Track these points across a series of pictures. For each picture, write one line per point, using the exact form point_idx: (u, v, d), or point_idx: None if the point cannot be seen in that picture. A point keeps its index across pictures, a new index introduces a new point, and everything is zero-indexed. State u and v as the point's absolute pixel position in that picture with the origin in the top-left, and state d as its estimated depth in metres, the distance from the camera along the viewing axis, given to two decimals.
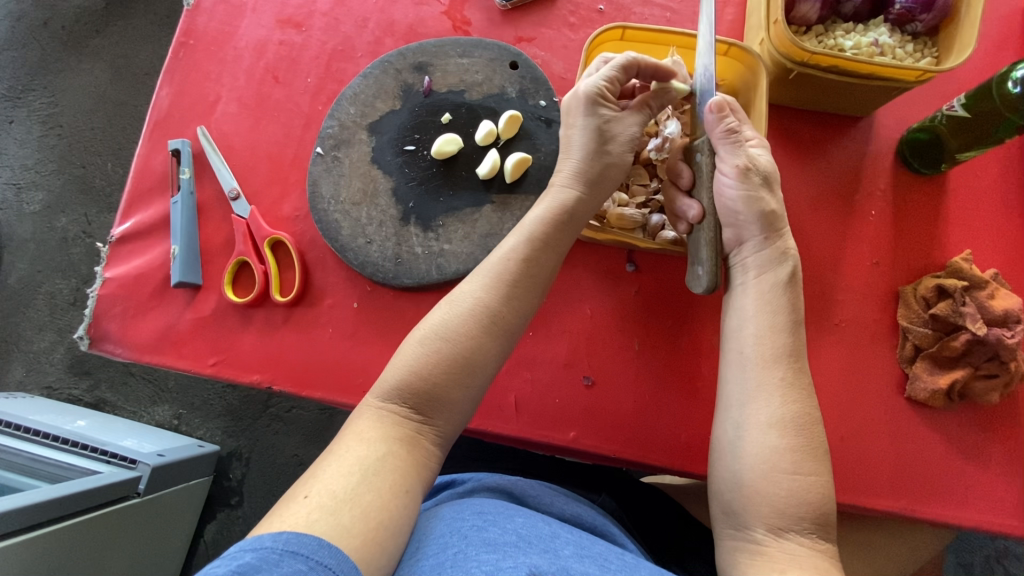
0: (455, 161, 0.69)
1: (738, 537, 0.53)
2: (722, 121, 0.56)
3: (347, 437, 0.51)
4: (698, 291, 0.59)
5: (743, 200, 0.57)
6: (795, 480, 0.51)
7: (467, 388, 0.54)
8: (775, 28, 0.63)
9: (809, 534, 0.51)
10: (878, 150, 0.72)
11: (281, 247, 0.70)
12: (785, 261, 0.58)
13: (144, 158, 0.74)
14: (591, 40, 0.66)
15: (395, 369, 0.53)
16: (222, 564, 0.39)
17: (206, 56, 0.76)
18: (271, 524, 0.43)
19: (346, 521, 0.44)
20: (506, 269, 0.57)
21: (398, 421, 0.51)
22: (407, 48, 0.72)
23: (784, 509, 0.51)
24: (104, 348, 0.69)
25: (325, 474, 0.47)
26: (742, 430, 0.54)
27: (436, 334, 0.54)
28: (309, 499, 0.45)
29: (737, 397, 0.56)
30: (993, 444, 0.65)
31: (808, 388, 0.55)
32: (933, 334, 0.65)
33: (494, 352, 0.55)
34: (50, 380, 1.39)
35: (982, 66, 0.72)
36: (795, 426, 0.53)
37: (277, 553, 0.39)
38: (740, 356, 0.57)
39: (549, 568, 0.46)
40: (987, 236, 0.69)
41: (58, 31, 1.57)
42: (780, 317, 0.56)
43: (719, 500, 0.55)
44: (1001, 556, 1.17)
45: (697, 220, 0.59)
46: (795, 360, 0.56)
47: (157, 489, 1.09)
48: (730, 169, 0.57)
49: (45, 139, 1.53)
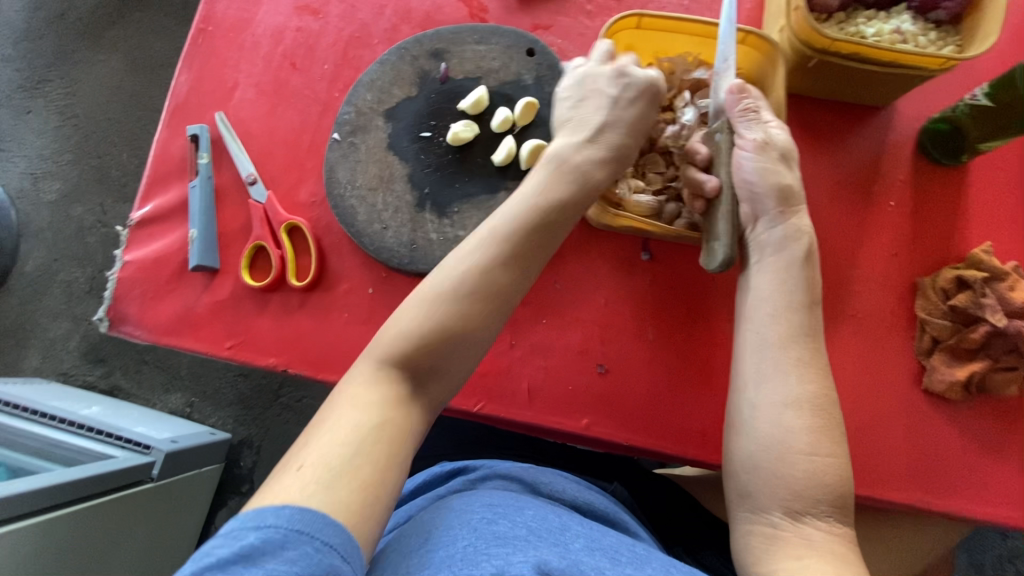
0: (471, 148, 0.69)
1: (754, 520, 0.53)
2: (740, 98, 0.59)
3: (339, 403, 0.49)
4: (712, 268, 0.58)
5: (763, 175, 0.58)
6: (813, 461, 0.52)
7: (464, 362, 0.54)
8: (794, 14, 0.63)
9: (827, 517, 0.51)
10: (897, 140, 0.71)
11: (297, 233, 0.70)
12: (799, 238, 0.58)
13: (162, 143, 0.75)
14: (608, 28, 0.66)
15: (391, 338, 0.52)
16: (225, 543, 0.39)
17: (224, 43, 0.77)
18: (268, 495, 0.43)
19: (342, 494, 0.43)
20: (511, 239, 0.56)
21: (388, 388, 0.50)
22: (424, 35, 0.72)
23: (801, 491, 0.51)
24: (123, 330, 0.70)
25: (320, 441, 0.46)
26: (757, 410, 0.54)
27: (435, 296, 0.53)
28: (303, 470, 0.44)
29: (753, 377, 0.56)
30: (1011, 438, 0.65)
31: (825, 368, 0.55)
32: (952, 326, 0.64)
33: (487, 322, 0.54)
34: (66, 366, 1.42)
35: (1006, 55, 0.71)
36: (812, 406, 0.53)
37: (281, 533, 0.40)
38: (758, 338, 0.56)
39: (560, 564, 0.46)
40: (1010, 228, 0.68)
41: (76, 22, 1.59)
42: (796, 296, 0.56)
43: (735, 482, 0.55)
44: (1013, 557, 1.16)
45: (713, 193, 0.58)
46: (811, 340, 0.55)
47: (169, 476, 1.11)
48: (750, 143, 0.58)
49: (63, 129, 1.55)
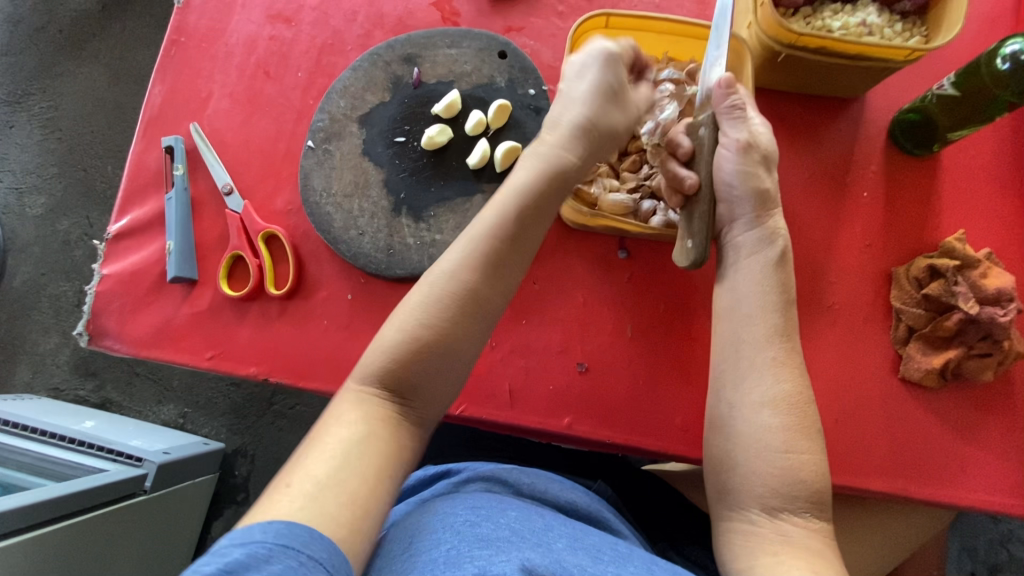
0: (445, 152, 0.69)
1: (732, 517, 0.53)
2: (729, 96, 0.57)
3: (328, 422, 0.51)
4: (685, 266, 0.59)
5: (741, 177, 0.58)
6: (789, 458, 0.52)
7: (449, 371, 0.54)
8: (761, 10, 0.63)
9: (803, 513, 0.51)
10: (869, 132, 0.72)
11: (276, 241, 0.70)
12: (775, 240, 0.59)
13: (138, 156, 0.74)
14: (577, 28, 0.66)
15: (374, 354, 0.53)
16: (210, 561, 0.38)
17: (198, 54, 0.77)
18: (256, 514, 0.43)
19: (332, 508, 0.44)
20: (489, 242, 0.56)
21: (377, 403, 0.52)
22: (396, 40, 0.72)
23: (777, 488, 0.51)
24: (103, 344, 0.70)
25: (308, 461, 0.47)
26: (734, 410, 0.55)
27: (417, 305, 0.54)
28: (291, 488, 0.45)
29: (729, 376, 0.56)
30: (989, 424, 0.65)
31: (801, 366, 0.56)
32: (926, 314, 0.65)
33: (472, 326, 0.54)
34: (57, 381, 1.41)
35: (975, 44, 0.72)
36: (788, 404, 0.53)
37: (267, 548, 0.39)
38: (734, 336, 0.57)
39: (543, 562, 0.47)
40: (983, 215, 0.69)
41: (56, 35, 1.58)
42: (772, 296, 0.57)
43: (713, 479, 0.55)
44: (1005, 541, 1.17)
45: (692, 190, 0.57)
46: (786, 339, 0.56)
47: (162, 488, 1.10)
48: (733, 143, 0.58)
49: (46, 143, 1.54)
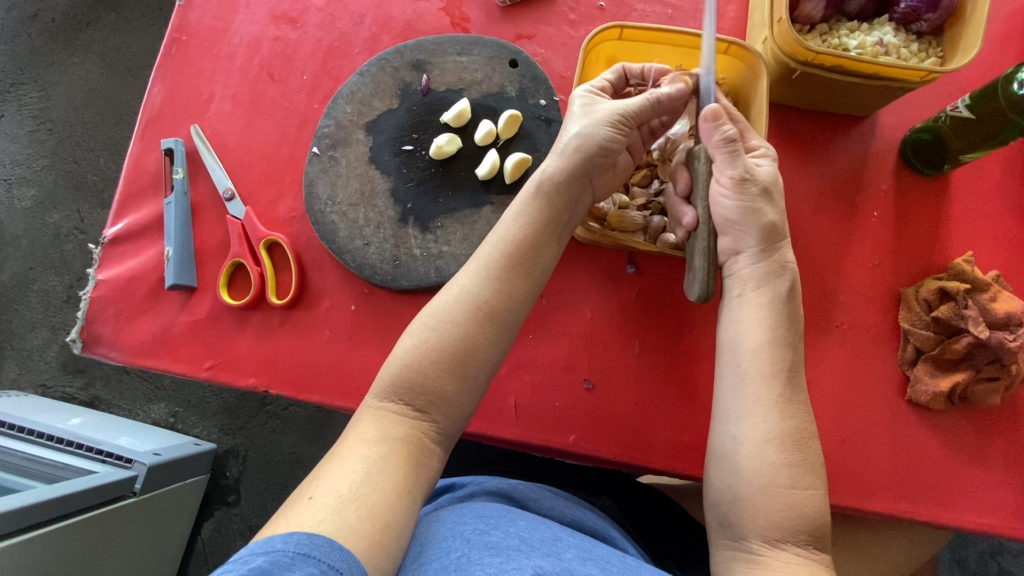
0: (454, 162, 0.68)
1: (735, 547, 0.53)
2: (718, 130, 0.56)
3: (349, 440, 0.50)
4: (692, 299, 0.60)
5: (742, 214, 0.57)
6: (793, 494, 0.51)
7: (461, 382, 0.53)
8: (778, 26, 0.62)
9: (806, 545, 0.51)
10: (880, 150, 0.71)
11: (278, 249, 0.69)
12: (783, 274, 0.58)
13: (136, 158, 0.72)
14: (592, 38, 0.65)
15: (389, 369, 0.53)
16: (234, 568, 0.39)
17: (199, 53, 0.75)
18: (277, 526, 0.43)
19: (351, 521, 0.44)
20: (497, 257, 0.56)
21: (395, 420, 0.51)
22: (405, 46, 0.71)
23: (780, 522, 0.51)
24: (97, 351, 0.68)
25: (328, 475, 0.47)
26: (739, 444, 0.54)
27: (430, 321, 0.54)
28: (313, 500, 0.45)
29: (734, 410, 0.55)
30: (993, 446, 0.65)
31: (806, 402, 0.55)
32: (935, 336, 0.64)
33: (485, 343, 0.54)
34: (44, 377, 1.38)
35: (986, 64, 0.72)
36: (793, 440, 0.53)
37: (289, 556, 0.40)
38: (737, 371, 0.56)
39: (553, 569, 0.46)
40: (991, 236, 0.69)
41: (49, 23, 1.54)
42: (778, 331, 0.56)
43: (715, 509, 0.55)
44: (996, 553, 1.18)
45: (691, 227, 0.60)
46: (792, 375, 0.55)
47: (153, 489, 1.08)
48: (727, 180, 0.56)
49: (37, 134, 1.50)
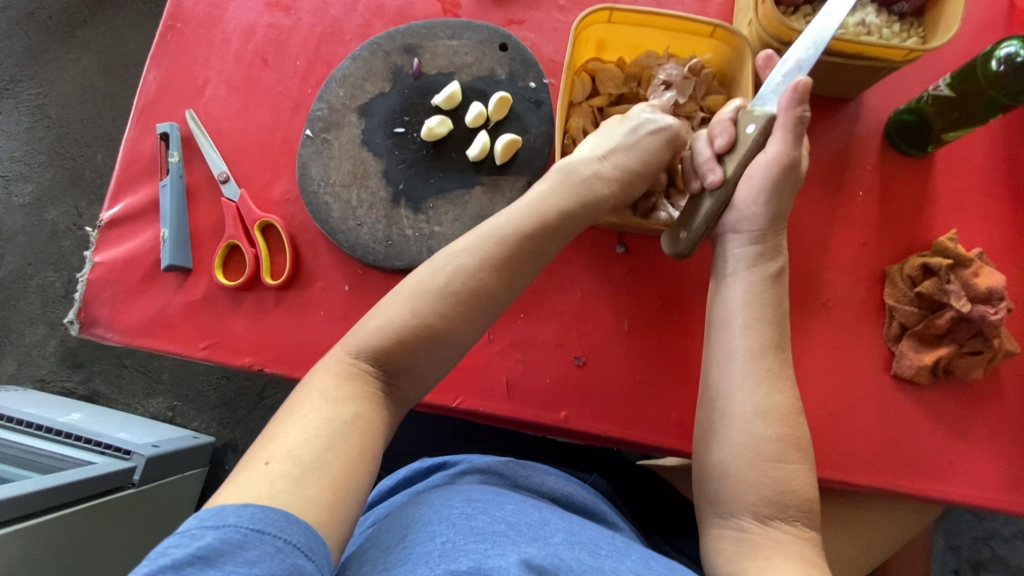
0: (445, 144, 0.69)
1: (724, 524, 0.54)
2: (797, 107, 0.54)
3: (307, 399, 0.49)
4: (670, 253, 0.61)
5: (770, 196, 0.58)
6: (781, 468, 0.54)
7: (439, 361, 0.54)
8: (761, 8, 0.64)
9: (794, 521, 0.53)
10: (866, 132, 0.72)
11: (272, 231, 0.70)
12: (776, 256, 0.59)
13: (131, 143, 0.73)
14: (582, 19, 0.65)
15: (362, 333, 0.52)
16: (182, 543, 0.40)
17: (194, 40, 0.76)
18: (228, 492, 0.42)
19: (314, 491, 0.43)
20: (506, 241, 0.55)
21: (365, 381, 0.51)
22: (396, 30, 0.72)
23: (769, 497, 0.53)
24: (94, 333, 0.69)
25: (288, 437, 0.46)
26: (728, 420, 0.56)
27: (420, 292, 0.53)
28: (271, 466, 0.44)
29: (724, 387, 0.57)
30: (978, 421, 0.66)
31: (791, 379, 0.57)
32: (918, 312, 0.66)
33: (471, 328, 0.55)
34: (42, 372, 1.39)
35: (970, 47, 0.73)
36: (780, 415, 0.55)
37: (241, 534, 0.40)
38: (729, 348, 0.58)
39: (544, 558, 0.47)
40: (976, 216, 0.70)
41: (46, 21, 1.55)
42: (767, 309, 0.58)
43: (705, 488, 0.56)
44: (988, 539, 1.19)
45: (712, 187, 0.57)
46: (779, 352, 0.57)
47: (152, 480, 1.09)
48: (776, 158, 0.56)
49: (34, 131, 1.51)
